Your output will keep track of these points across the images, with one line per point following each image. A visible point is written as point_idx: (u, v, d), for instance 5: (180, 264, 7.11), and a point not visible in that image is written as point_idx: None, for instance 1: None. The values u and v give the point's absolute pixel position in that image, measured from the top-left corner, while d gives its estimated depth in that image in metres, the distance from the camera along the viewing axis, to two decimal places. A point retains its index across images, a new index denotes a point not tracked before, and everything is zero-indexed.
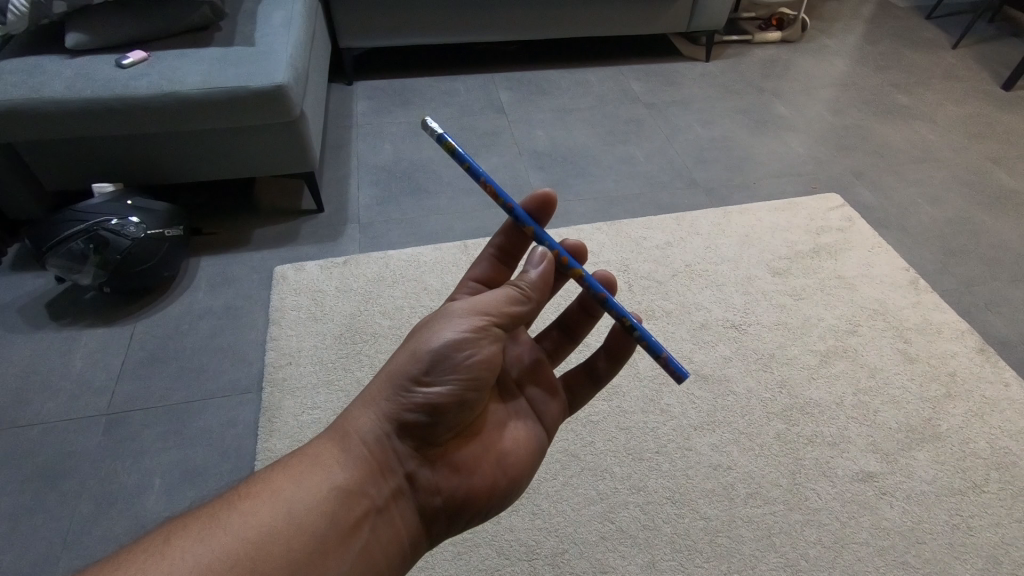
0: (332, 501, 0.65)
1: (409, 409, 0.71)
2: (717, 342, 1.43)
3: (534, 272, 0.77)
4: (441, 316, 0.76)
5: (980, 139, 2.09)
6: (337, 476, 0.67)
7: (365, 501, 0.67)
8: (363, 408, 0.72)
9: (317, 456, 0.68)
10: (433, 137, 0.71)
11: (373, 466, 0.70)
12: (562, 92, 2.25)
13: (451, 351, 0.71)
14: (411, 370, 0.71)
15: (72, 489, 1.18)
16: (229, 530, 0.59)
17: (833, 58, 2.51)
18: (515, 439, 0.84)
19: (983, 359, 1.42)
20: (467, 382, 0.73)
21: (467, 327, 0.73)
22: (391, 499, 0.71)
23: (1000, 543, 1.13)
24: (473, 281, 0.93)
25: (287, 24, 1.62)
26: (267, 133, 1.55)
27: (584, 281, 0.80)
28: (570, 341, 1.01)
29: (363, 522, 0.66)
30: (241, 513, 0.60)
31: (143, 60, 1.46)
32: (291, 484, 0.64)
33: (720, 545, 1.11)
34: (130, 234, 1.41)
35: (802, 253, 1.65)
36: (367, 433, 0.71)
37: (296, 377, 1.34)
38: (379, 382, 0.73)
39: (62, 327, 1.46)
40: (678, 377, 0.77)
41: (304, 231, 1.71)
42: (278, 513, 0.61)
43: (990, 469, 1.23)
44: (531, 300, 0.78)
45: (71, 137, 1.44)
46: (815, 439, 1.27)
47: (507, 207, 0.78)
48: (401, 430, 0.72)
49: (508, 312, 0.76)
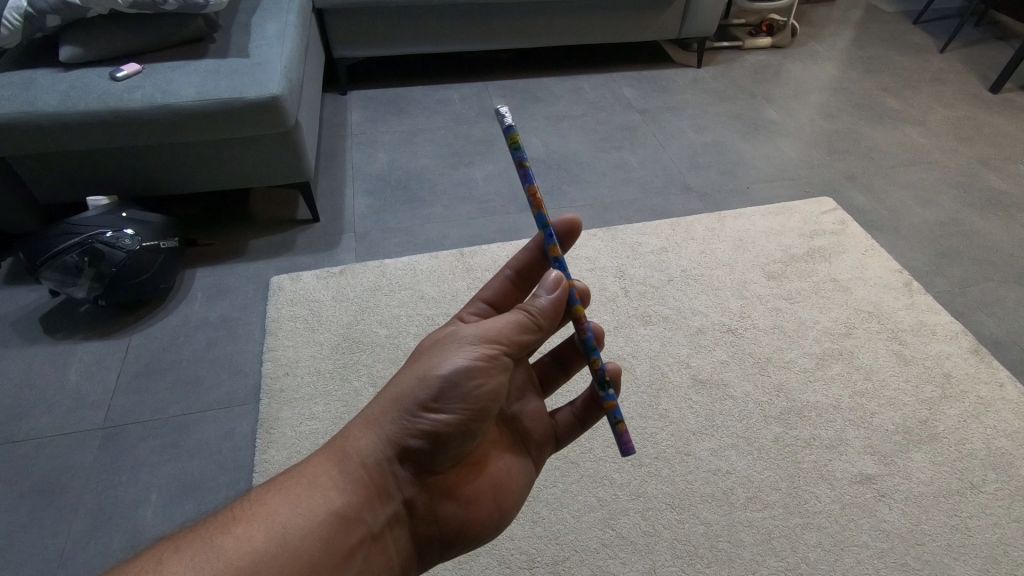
0: (325, 529, 0.58)
1: (412, 436, 0.64)
2: (713, 346, 1.35)
3: (547, 298, 0.69)
4: (449, 338, 0.68)
5: (968, 142, 2.05)
6: (333, 501, 0.60)
7: (360, 529, 0.61)
8: (362, 427, 0.65)
9: (312, 476, 0.61)
10: (503, 127, 0.67)
11: (370, 491, 0.63)
12: (555, 100, 2.19)
13: (458, 378, 0.64)
14: (417, 395, 0.64)
15: (66, 503, 1.10)
16: (220, 556, 0.53)
17: (825, 63, 2.48)
18: (515, 474, 0.77)
19: (977, 360, 1.34)
20: (473, 413, 0.66)
21: (478, 355, 0.66)
22: (385, 526, 0.64)
23: (1000, 543, 1.06)
24: (481, 303, 0.84)
25: (282, 35, 1.54)
26: (264, 144, 1.47)
27: (584, 322, 0.73)
28: (565, 374, 0.93)
29: (357, 551, 0.60)
30: (232, 540, 0.54)
31: (138, 72, 1.39)
32: (285, 508, 0.57)
33: (719, 550, 1.04)
34: (125, 247, 1.33)
35: (796, 256, 1.57)
36: (365, 455, 0.63)
37: (293, 389, 1.26)
38: (382, 401, 0.66)
39: (54, 339, 1.37)
40: (623, 451, 0.73)
41: (299, 241, 1.62)
42: (270, 541, 0.55)
43: (987, 469, 1.16)
44: (540, 330, 0.70)
45: (51, 151, 1.35)
46: (813, 441, 1.19)
47: (540, 224, 0.72)
48: (404, 456, 0.65)
49: (518, 340, 0.68)
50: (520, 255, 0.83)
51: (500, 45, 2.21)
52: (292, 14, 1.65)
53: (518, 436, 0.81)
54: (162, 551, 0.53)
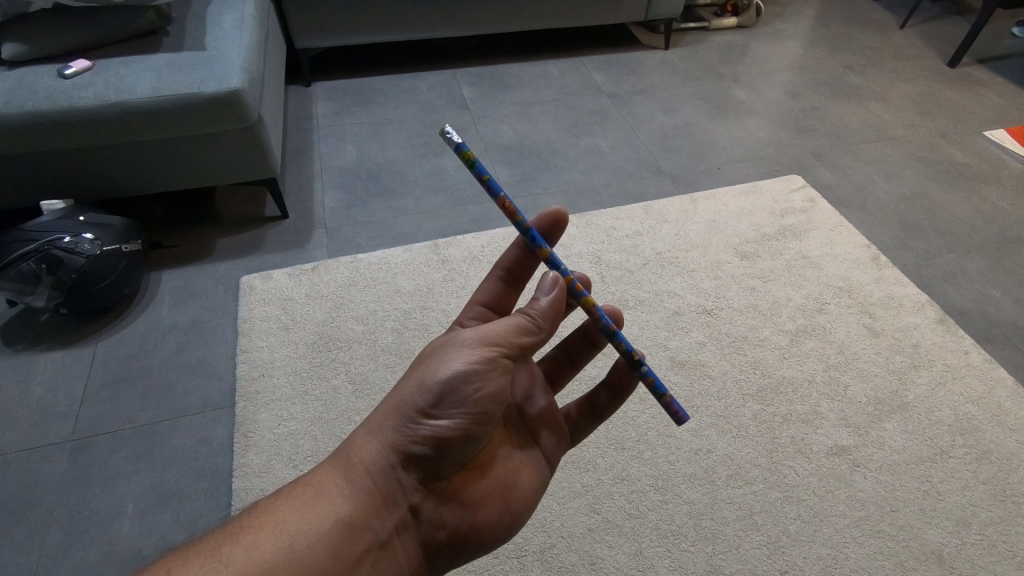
0: (333, 538, 0.57)
1: (415, 442, 0.63)
2: (690, 328, 1.36)
3: (545, 299, 0.68)
4: (449, 342, 0.67)
5: (928, 116, 2.09)
6: (340, 510, 0.59)
7: (368, 537, 0.59)
8: (365, 435, 0.63)
9: (317, 485, 0.60)
10: (452, 147, 0.63)
11: (376, 499, 0.61)
12: (523, 86, 2.17)
13: (458, 382, 0.63)
14: (417, 402, 0.63)
15: (37, 519, 1.06)
16: (226, 567, 0.52)
17: (790, 41, 2.50)
18: (525, 475, 0.76)
19: (943, 329, 1.38)
20: (476, 416, 0.64)
21: (478, 358, 0.64)
22: (394, 533, 0.62)
23: (969, 506, 1.10)
24: (478, 306, 0.83)
25: (240, 26, 1.49)
26: (225, 140, 1.42)
27: (594, 311, 0.72)
28: (572, 370, 0.93)
29: (365, 559, 0.58)
30: (240, 550, 0.53)
31: (88, 69, 1.33)
32: (291, 517, 0.56)
33: (703, 528, 1.05)
34: (85, 252, 1.28)
35: (768, 235, 1.59)
36: (369, 463, 0.62)
37: (269, 390, 1.23)
38: (383, 409, 0.64)
39: (15, 351, 1.31)
40: (678, 420, 0.71)
41: (268, 239, 1.58)
42: (277, 551, 0.54)
43: (955, 435, 1.19)
44: (541, 330, 0.69)
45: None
46: (790, 416, 1.21)
47: (521, 227, 0.69)
48: (409, 462, 0.64)
49: (518, 342, 0.67)
50: (509, 254, 0.81)
51: (465, 32, 2.18)
52: (248, 4, 1.59)
53: (526, 434, 0.80)
54: (168, 564, 0.52)
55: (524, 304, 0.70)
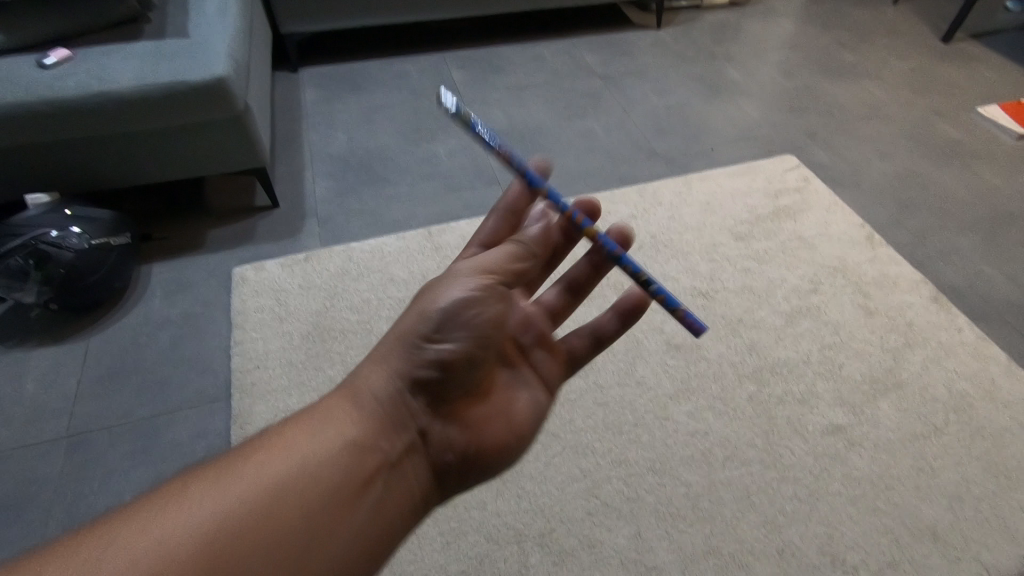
0: (344, 455, 0.57)
1: (420, 365, 0.64)
2: (685, 311, 1.36)
3: (535, 229, 0.71)
4: (446, 274, 0.69)
5: (922, 93, 2.08)
6: (349, 431, 0.59)
7: (378, 458, 0.59)
8: (371, 363, 0.64)
9: (326, 410, 0.60)
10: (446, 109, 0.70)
11: (385, 422, 0.61)
12: (514, 69, 2.14)
13: (458, 307, 0.65)
14: (419, 328, 0.64)
15: (36, 516, 1.06)
16: (239, 482, 0.51)
17: (782, 19, 2.47)
18: (533, 405, 0.75)
19: (937, 307, 1.38)
20: (477, 339, 0.66)
21: (475, 285, 0.66)
22: (404, 457, 0.62)
23: (962, 481, 1.11)
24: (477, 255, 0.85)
25: (223, 12, 1.46)
26: (212, 129, 1.40)
27: (594, 236, 0.74)
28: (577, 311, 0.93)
29: (376, 478, 0.58)
30: (251, 467, 0.52)
31: (68, 58, 1.30)
32: (301, 437, 0.56)
33: (701, 510, 1.06)
34: (73, 247, 1.27)
35: (763, 216, 1.59)
36: (376, 389, 0.62)
37: (264, 382, 1.23)
38: (388, 339, 0.65)
39: (6, 348, 1.30)
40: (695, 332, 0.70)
41: (260, 229, 1.56)
42: (289, 466, 0.54)
43: (949, 411, 1.20)
44: (535, 258, 0.71)
45: None
46: (785, 397, 1.22)
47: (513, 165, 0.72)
48: (415, 387, 0.64)
49: (513, 270, 0.69)
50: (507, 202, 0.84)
51: (454, 14, 2.14)
52: None
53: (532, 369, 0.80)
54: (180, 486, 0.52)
55: (514, 236, 0.73)
